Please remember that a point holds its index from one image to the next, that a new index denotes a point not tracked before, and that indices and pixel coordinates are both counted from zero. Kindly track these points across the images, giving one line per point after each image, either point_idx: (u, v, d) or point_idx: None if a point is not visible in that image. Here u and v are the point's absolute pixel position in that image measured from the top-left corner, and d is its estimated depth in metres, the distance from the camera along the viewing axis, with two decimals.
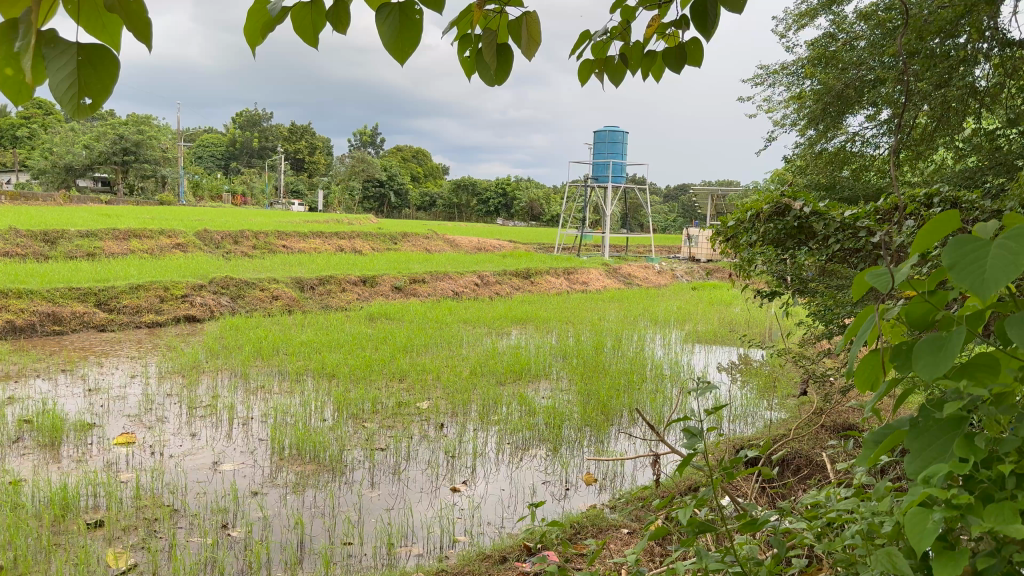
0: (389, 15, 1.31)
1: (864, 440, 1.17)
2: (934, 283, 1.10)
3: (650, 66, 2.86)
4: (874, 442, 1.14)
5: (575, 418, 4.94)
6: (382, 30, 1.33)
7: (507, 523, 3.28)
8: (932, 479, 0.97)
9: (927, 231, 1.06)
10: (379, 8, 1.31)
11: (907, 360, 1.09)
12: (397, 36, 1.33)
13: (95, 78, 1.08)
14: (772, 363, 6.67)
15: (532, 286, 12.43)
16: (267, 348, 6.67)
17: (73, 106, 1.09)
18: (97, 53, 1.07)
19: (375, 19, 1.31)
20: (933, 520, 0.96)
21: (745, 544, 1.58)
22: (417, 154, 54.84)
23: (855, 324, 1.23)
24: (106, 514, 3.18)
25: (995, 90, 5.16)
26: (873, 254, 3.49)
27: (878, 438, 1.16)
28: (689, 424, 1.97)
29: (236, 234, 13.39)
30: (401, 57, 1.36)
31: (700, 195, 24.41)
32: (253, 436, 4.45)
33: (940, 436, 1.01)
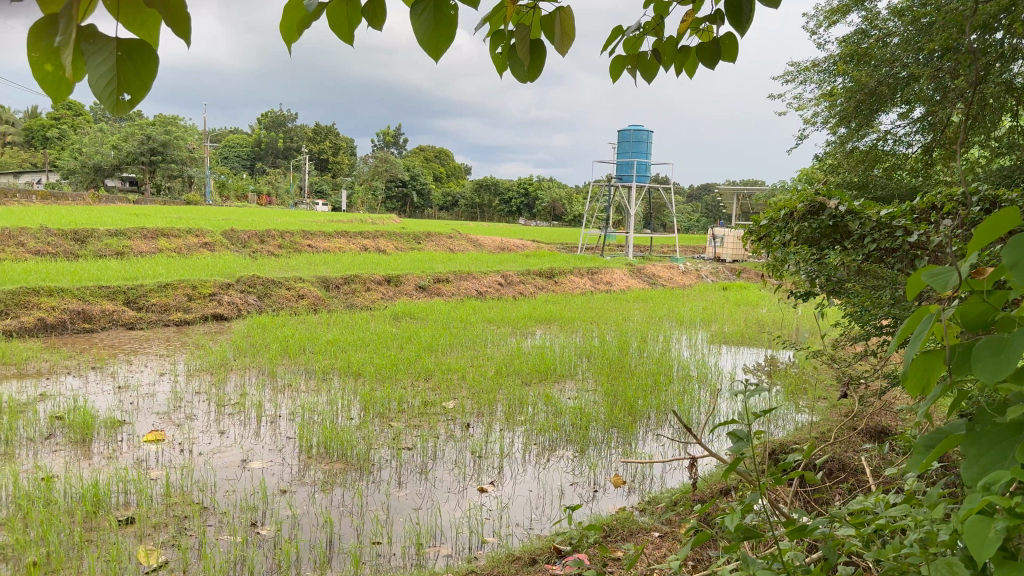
0: (424, 11, 1.29)
1: (915, 444, 1.12)
2: (992, 282, 1.04)
3: (683, 62, 2.82)
4: (926, 447, 1.09)
5: (602, 419, 4.91)
6: (417, 25, 1.32)
7: (536, 525, 3.25)
8: (992, 486, 0.92)
9: (984, 231, 1.00)
10: (414, 4, 1.30)
11: (962, 365, 1.04)
12: (432, 32, 1.31)
13: (133, 73, 1.09)
14: (801, 365, 6.59)
15: (556, 286, 12.39)
16: (294, 346, 6.70)
17: (113, 102, 1.11)
18: (136, 49, 1.09)
19: (409, 15, 1.30)
20: (996, 529, 0.91)
21: (791, 551, 1.53)
22: (441, 154, 54.98)
23: (908, 326, 1.17)
24: (137, 511, 3.20)
25: None
26: (910, 254, 3.44)
27: (931, 442, 1.10)
28: (736, 428, 1.95)
29: (262, 234, 13.47)
30: (436, 53, 1.35)
31: (724, 195, 24.21)
32: (281, 434, 4.46)
33: (998, 443, 0.96)
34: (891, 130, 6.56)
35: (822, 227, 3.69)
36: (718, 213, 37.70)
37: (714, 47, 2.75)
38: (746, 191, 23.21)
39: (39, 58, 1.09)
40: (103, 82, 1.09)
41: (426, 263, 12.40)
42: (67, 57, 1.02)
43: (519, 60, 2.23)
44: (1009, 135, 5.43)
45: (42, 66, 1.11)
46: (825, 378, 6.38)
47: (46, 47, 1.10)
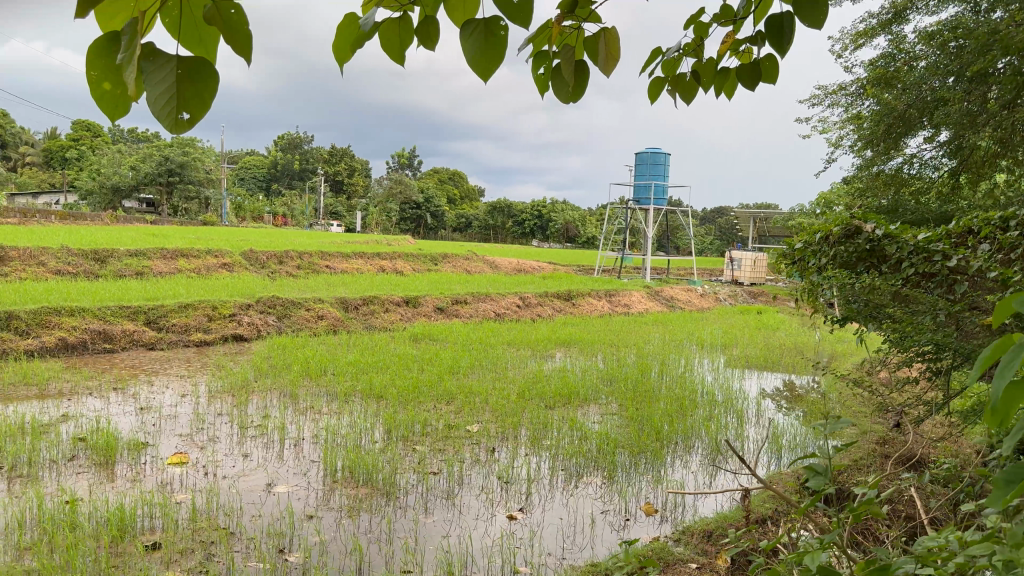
0: (474, 33, 1.29)
1: (994, 480, 0.95)
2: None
3: (723, 83, 2.79)
4: (1005, 484, 0.92)
5: (629, 444, 4.84)
6: (466, 46, 1.31)
7: (569, 555, 3.18)
8: None
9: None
10: (464, 25, 1.29)
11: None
12: (481, 53, 1.31)
13: (190, 91, 1.11)
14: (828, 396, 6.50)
15: (574, 308, 12.33)
16: (315, 368, 6.68)
17: (171, 119, 1.12)
18: (194, 69, 1.11)
19: (458, 36, 1.29)
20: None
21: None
22: (456, 176, 55.12)
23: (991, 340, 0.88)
24: (163, 536, 3.15)
25: None
26: (950, 279, 3.39)
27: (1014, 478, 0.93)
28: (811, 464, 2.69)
29: (280, 255, 13.49)
30: (485, 75, 1.33)
31: (741, 218, 24.10)
32: (305, 457, 4.42)
33: None
34: (918, 154, 6.50)
35: (859, 251, 3.62)
36: (734, 236, 37.56)
37: (755, 69, 2.71)
38: (763, 215, 23.11)
39: (98, 76, 1.12)
40: (161, 101, 1.11)
41: (443, 285, 12.37)
42: (129, 75, 1.04)
43: (563, 80, 2.20)
44: None
45: (101, 84, 1.12)
46: (853, 406, 6.27)
47: (106, 64, 1.11)
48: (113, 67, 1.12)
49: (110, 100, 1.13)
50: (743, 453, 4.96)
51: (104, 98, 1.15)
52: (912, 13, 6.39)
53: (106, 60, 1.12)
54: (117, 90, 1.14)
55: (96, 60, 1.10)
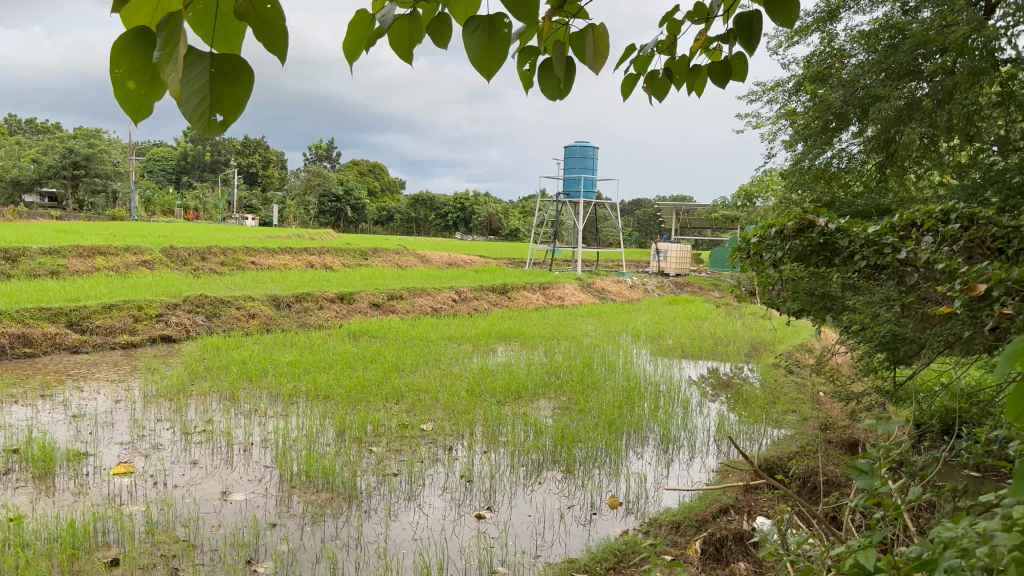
0: (476, 32, 1.28)
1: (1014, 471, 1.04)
2: None
3: (694, 82, 2.81)
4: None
5: (585, 437, 4.89)
6: (469, 42, 1.30)
7: (543, 552, 3.19)
8: None
9: None
10: (467, 22, 1.28)
11: None
12: (485, 51, 1.29)
13: (227, 91, 1.04)
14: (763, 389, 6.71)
15: (509, 302, 12.34)
16: (255, 369, 6.47)
17: (205, 121, 1.04)
18: (231, 67, 1.04)
19: (462, 32, 1.27)
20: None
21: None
22: (377, 168, 54.28)
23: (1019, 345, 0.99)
24: (122, 551, 3.01)
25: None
26: (899, 271, 3.54)
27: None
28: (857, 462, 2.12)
29: (202, 251, 12.99)
30: (488, 73, 1.32)
31: (664, 212, 24.55)
32: (258, 462, 4.28)
33: None
34: (846, 150, 6.77)
35: (812, 244, 3.86)
36: (656, 227, 38.24)
37: (725, 66, 2.75)
38: (686, 208, 23.62)
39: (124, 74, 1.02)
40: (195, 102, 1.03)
41: (376, 280, 12.18)
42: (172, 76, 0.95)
43: (551, 77, 2.15)
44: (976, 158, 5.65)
45: (124, 82, 1.03)
46: (789, 396, 6.50)
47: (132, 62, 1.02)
48: (142, 65, 1.02)
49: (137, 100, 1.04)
50: (695, 444, 5.07)
51: (127, 100, 1.05)
52: (844, 12, 6.63)
53: (133, 59, 1.03)
54: (142, 91, 1.05)
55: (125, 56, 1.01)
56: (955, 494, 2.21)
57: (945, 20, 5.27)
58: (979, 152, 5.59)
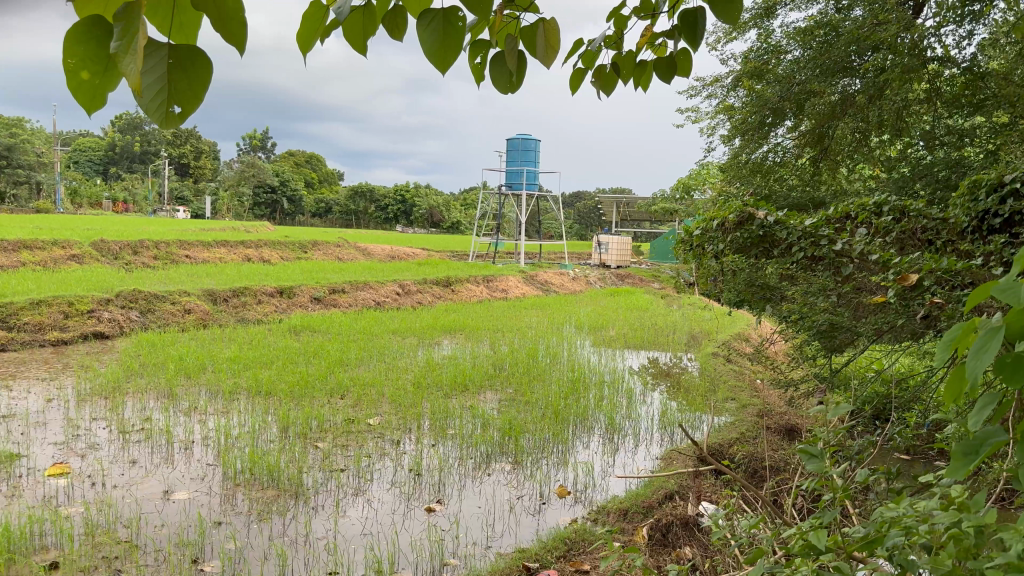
0: (432, 23, 1.20)
1: (953, 453, 1.11)
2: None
3: (640, 76, 2.85)
4: (966, 452, 1.09)
5: (532, 428, 4.93)
6: (423, 36, 1.22)
7: (494, 542, 3.21)
8: None
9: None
10: (422, 14, 1.20)
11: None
12: (440, 44, 1.21)
13: (186, 84, 0.98)
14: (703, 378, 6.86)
15: (453, 295, 12.32)
16: (194, 366, 6.31)
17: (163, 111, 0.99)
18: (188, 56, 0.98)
19: (415, 25, 1.20)
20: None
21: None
22: (314, 159, 53.30)
23: (962, 332, 1.05)
24: (61, 554, 2.92)
25: (956, 94, 5.50)
26: (835, 262, 3.65)
27: (971, 450, 1.10)
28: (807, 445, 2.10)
29: (135, 244, 12.58)
30: (443, 67, 1.24)
31: (605, 204, 24.78)
32: (200, 460, 4.19)
33: None
34: (781, 144, 6.87)
35: (752, 237, 3.88)
36: (596, 219, 38.52)
37: (670, 62, 2.80)
38: (626, 200, 23.89)
39: (78, 62, 0.95)
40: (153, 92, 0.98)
41: (317, 274, 12.00)
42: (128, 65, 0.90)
43: (503, 69, 2.16)
44: (906, 152, 5.88)
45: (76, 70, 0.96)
46: (729, 385, 6.66)
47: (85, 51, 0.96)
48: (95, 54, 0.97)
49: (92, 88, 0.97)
50: (639, 433, 5.16)
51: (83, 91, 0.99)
52: (779, 9, 6.80)
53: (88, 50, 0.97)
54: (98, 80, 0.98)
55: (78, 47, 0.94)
56: (891, 475, 2.31)
57: (877, 18, 5.48)
58: (908, 146, 5.82)
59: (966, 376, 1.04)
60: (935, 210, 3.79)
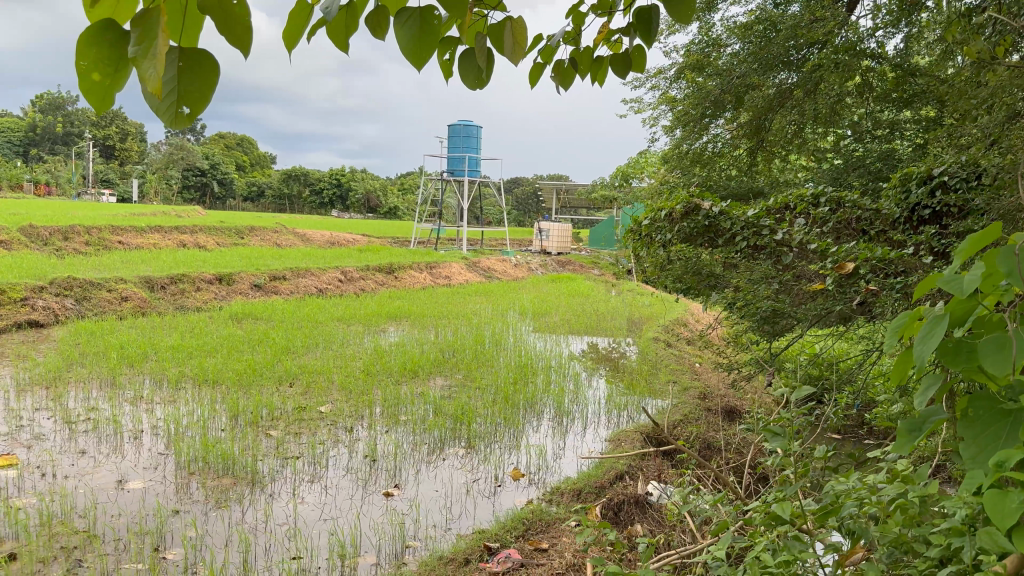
0: (411, 19, 1.22)
1: (899, 430, 1.24)
2: (984, 290, 1.07)
3: (597, 72, 2.94)
4: (910, 429, 1.23)
5: (484, 413, 5.02)
6: (401, 34, 1.25)
7: (453, 524, 3.30)
8: (1001, 464, 0.94)
9: (974, 243, 1.02)
10: (398, 12, 1.21)
11: (967, 360, 1.05)
12: (417, 41, 1.24)
13: (196, 85, 0.98)
14: (646, 364, 7.05)
15: (396, 281, 12.30)
16: (136, 355, 6.20)
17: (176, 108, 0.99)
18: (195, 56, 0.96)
19: (392, 22, 1.22)
20: (1017, 499, 0.94)
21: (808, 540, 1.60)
22: (246, 141, 51.96)
23: (904, 322, 1.18)
24: (18, 545, 2.90)
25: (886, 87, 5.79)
26: (777, 251, 3.85)
27: (915, 428, 1.23)
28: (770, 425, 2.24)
29: (64, 230, 12.14)
30: (418, 64, 1.27)
31: (545, 191, 24.92)
32: (151, 449, 4.16)
33: (989, 426, 0.99)
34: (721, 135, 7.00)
35: (699, 227, 3.98)
36: (535, 204, 38.73)
37: (626, 58, 2.89)
38: (565, 187, 24.11)
39: (87, 65, 0.91)
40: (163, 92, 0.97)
41: (256, 260, 11.82)
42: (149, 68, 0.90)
43: (472, 65, 2.23)
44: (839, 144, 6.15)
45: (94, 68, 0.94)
46: (672, 370, 6.86)
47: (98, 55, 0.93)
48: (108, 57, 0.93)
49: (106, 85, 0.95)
50: (586, 416, 5.30)
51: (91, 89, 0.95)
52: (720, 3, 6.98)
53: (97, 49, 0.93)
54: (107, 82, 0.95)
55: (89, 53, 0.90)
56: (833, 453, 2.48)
57: (814, 14, 5.70)
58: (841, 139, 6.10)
59: (913, 360, 1.17)
60: (868, 202, 4.01)
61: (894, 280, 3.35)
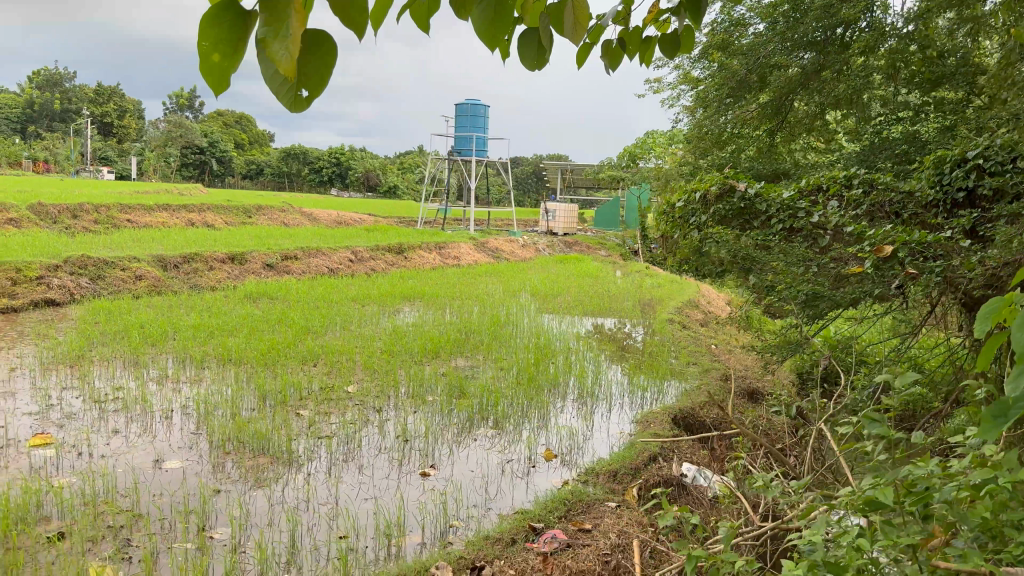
0: (486, 1, 1.17)
1: (979, 417, 1.09)
2: None
3: (645, 53, 2.90)
4: (994, 416, 1.07)
5: (510, 393, 5.03)
6: (474, 17, 1.20)
7: (493, 505, 3.32)
8: None
9: None
10: None
11: None
12: (491, 23, 1.19)
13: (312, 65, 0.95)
14: (663, 346, 7.07)
15: (406, 262, 12.30)
16: (157, 334, 6.20)
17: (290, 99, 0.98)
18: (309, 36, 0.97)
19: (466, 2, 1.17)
20: None
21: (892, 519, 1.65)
22: (244, 119, 51.69)
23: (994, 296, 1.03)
24: (65, 524, 2.92)
25: (915, 68, 5.73)
26: (812, 233, 3.90)
27: (999, 416, 1.08)
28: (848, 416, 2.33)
29: (74, 208, 12.09)
30: (493, 48, 1.22)
31: (550, 171, 24.86)
32: (184, 428, 4.18)
33: None
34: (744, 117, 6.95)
35: (733, 208, 4.06)
36: (538, 184, 38.64)
37: (674, 38, 2.85)
38: (570, 167, 24.04)
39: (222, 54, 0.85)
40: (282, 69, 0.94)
41: (267, 239, 11.79)
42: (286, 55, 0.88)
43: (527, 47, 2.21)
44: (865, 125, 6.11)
45: (210, 57, 0.84)
46: (690, 351, 6.88)
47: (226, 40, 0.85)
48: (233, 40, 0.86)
49: (223, 77, 0.86)
50: (611, 397, 5.32)
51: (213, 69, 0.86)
52: None
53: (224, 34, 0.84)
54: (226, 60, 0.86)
55: (211, 24, 0.84)
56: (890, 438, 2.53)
57: None
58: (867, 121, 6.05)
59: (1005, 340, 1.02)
60: (902, 184, 3.97)
61: (934, 263, 3.34)
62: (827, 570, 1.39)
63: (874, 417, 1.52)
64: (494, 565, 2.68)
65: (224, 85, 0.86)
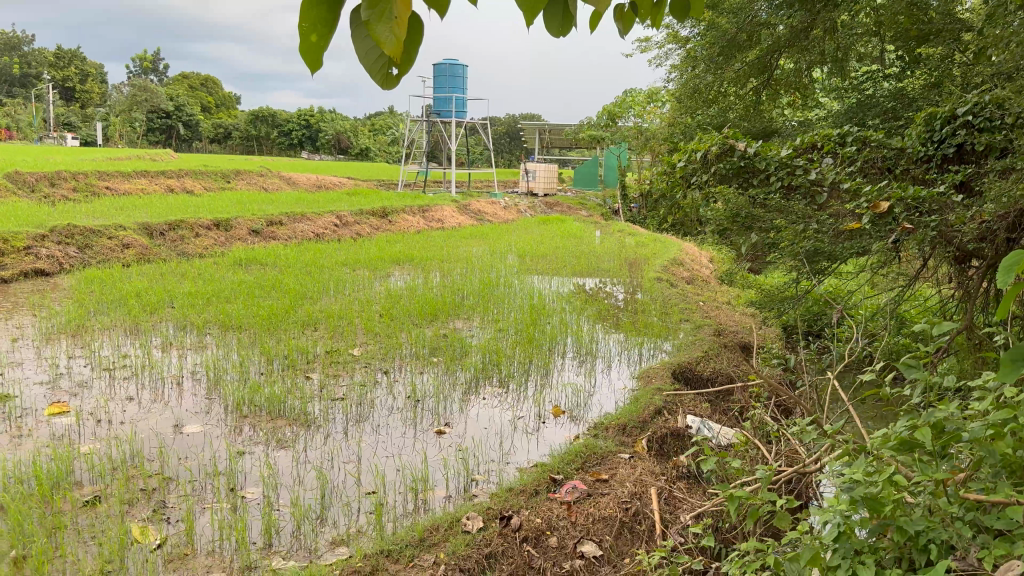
0: None
1: (1005, 362, 1.22)
2: None
3: (656, 16, 2.96)
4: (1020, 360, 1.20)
5: (513, 354, 5.14)
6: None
7: (510, 459, 3.44)
8: None
9: None
10: None
11: None
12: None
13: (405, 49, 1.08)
14: (653, 305, 7.23)
15: (392, 226, 12.31)
16: (154, 302, 6.21)
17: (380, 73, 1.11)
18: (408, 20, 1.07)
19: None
20: None
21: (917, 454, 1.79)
22: (211, 81, 50.72)
23: None
24: (101, 489, 2.99)
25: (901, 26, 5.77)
26: (812, 191, 4.01)
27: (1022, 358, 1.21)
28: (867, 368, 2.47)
29: (51, 176, 11.87)
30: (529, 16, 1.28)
31: (528, 130, 24.71)
32: (197, 394, 4.24)
33: None
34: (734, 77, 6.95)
35: (734, 168, 4.12)
36: (513, 144, 38.34)
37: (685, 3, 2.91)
38: (548, 126, 23.90)
39: (307, 27, 0.99)
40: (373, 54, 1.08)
41: (250, 205, 11.70)
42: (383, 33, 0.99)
43: None
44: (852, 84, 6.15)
45: (308, 38, 0.98)
46: (680, 309, 7.03)
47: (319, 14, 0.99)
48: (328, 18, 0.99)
49: (317, 56, 1.00)
50: (608, 355, 5.47)
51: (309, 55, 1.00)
52: None
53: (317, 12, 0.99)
54: (324, 41, 0.99)
55: (308, 8, 0.98)
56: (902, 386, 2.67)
57: None
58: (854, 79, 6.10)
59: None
60: (893, 141, 4.08)
61: (928, 218, 3.47)
62: (866, 503, 1.53)
63: (912, 362, 1.68)
64: (521, 515, 2.80)
65: (318, 64, 1.00)
